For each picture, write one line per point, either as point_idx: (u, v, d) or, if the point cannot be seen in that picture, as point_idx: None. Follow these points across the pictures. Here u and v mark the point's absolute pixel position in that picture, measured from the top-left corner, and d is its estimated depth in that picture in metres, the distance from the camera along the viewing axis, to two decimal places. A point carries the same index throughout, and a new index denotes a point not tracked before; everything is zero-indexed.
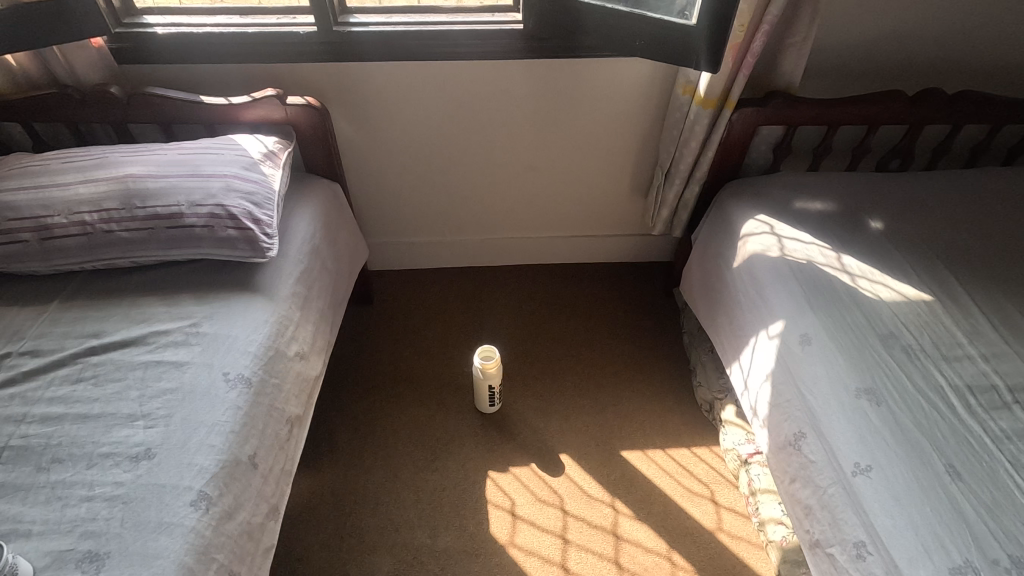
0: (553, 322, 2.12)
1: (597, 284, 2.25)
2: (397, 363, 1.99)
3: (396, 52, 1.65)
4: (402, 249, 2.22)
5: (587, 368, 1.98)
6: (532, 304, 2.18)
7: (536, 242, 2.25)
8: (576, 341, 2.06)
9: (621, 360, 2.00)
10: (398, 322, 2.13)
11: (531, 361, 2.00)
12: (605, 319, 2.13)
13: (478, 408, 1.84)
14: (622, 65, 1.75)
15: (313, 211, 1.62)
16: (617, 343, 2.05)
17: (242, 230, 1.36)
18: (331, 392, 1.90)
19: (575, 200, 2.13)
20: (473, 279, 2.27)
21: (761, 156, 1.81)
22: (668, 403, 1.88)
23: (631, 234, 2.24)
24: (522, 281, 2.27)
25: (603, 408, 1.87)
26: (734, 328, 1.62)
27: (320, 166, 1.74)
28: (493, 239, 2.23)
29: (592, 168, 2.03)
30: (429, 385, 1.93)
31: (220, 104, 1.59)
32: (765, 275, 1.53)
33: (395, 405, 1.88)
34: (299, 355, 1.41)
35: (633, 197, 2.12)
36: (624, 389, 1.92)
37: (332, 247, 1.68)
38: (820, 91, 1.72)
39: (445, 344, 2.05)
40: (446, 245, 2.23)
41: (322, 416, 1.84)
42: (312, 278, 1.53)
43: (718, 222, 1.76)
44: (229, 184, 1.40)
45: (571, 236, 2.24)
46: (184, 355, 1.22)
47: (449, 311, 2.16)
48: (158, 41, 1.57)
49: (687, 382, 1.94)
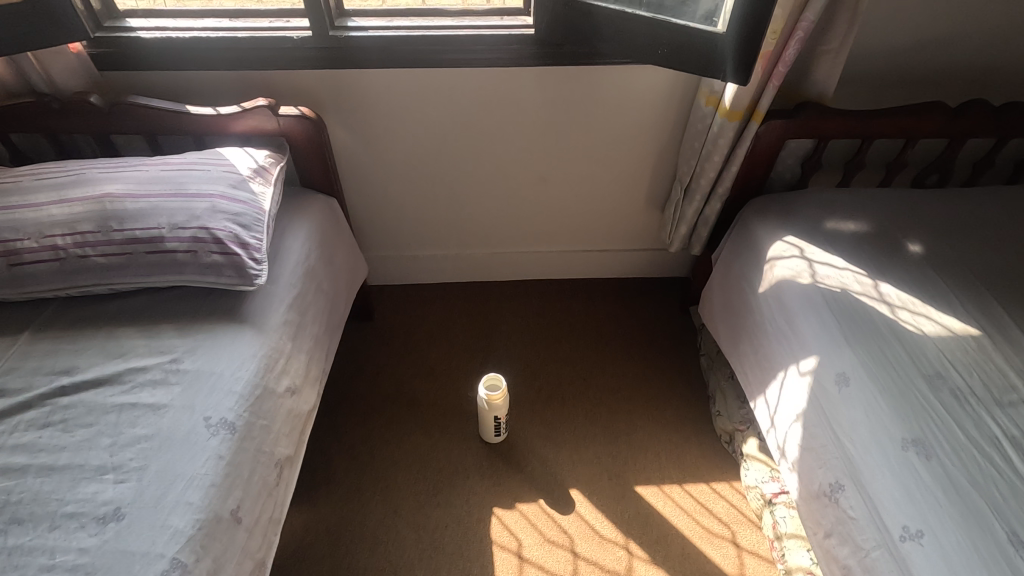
0: (563, 343, 2.01)
1: (609, 302, 2.14)
2: (398, 386, 1.89)
3: (397, 58, 1.53)
4: (404, 262, 2.11)
5: (599, 393, 1.87)
6: (540, 323, 2.07)
7: (545, 257, 2.14)
8: (587, 364, 1.95)
9: (635, 385, 1.89)
10: (400, 341, 2.02)
11: (539, 384, 1.89)
12: (618, 340, 2.02)
13: (484, 437, 1.73)
14: (640, 72, 1.63)
15: (307, 230, 1.51)
16: (630, 366, 1.94)
17: (228, 255, 1.25)
18: (328, 418, 1.80)
19: (586, 213, 2.01)
20: (479, 295, 2.16)
21: (789, 170, 1.69)
22: (686, 433, 1.77)
23: (645, 249, 2.12)
24: (530, 297, 2.16)
25: (616, 439, 1.76)
26: (760, 359, 1.50)
27: (316, 180, 1.63)
28: (500, 253, 2.11)
29: (605, 181, 1.91)
30: (431, 411, 1.82)
31: (208, 114, 1.48)
32: (795, 304, 1.41)
33: (395, 433, 1.77)
34: (290, 390, 1.30)
35: (648, 210, 2.00)
36: (638, 418, 1.81)
37: (329, 268, 1.57)
38: (854, 101, 1.59)
39: (448, 365, 1.94)
40: (450, 259, 2.11)
41: (318, 444, 1.74)
42: (306, 304, 1.42)
43: (741, 242, 1.64)
44: (215, 204, 1.29)
45: (582, 251, 2.12)
46: (162, 397, 1.11)
47: (453, 330, 2.05)
48: (142, 46, 1.46)
49: (705, 409, 1.83)
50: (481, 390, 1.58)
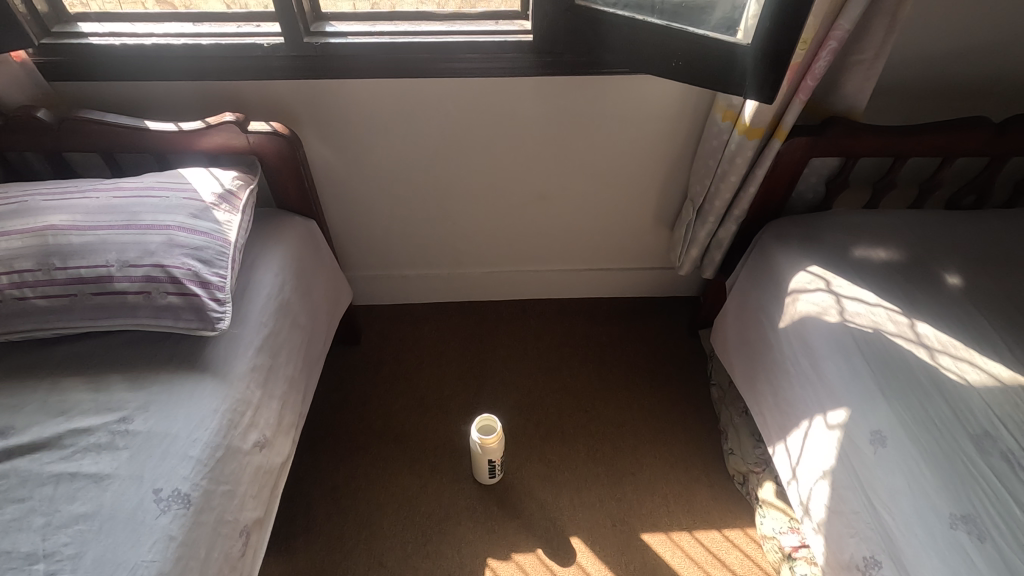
0: (563, 371, 1.88)
1: (611, 325, 2.00)
2: (385, 419, 1.76)
3: (380, 67, 1.38)
4: (393, 282, 1.96)
5: (602, 428, 1.74)
6: (539, 349, 1.94)
7: (543, 276, 1.99)
8: (589, 394, 1.82)
9: (640, 418, 1.76)
10: (388, 368, 1.88)
11: (537, 418, 1.76)
12: (622, 368, 1.89)
13: (477, 477, 1.60)
14: (650, 82, 1.47)
15: (282, 259, 1.37)
16: (635, 397, 1.82)
17: (187, 296, 1.11)
18: (309, 455, 1.67)
19: (588, 231, 1.86)
20: (473, 316, 2.02)
21: (811, 190, 1.55)
22: (696, 473, 1.64)
23: (651, 268, 1.98)
24: (528, 319, 2.02)
25: (619, 479, 1.63)
26: (779, 402, 1.37)
27: (293, 201, 1.49)
28: (496, 273, 1.97)
29: (609, 199, 1.77)
30: (420, 448, 1.69)
31: (169, 131, 1.33)
32: (821, 345, 1.27)
33: (382, 473, 1.64)
34: (258, 444, 1.16)
35: (655, 228, 1.85)
36: (644, 456, 1.68)
37: (306, 300, 1.43)
38: (886, 115, 1.44)
39: (440, 396, 1.81)
40: (442, 278, 1.97)
41: (299, 486, 1.61)
42: (279, 344, 1.29)
43: (759, 270, 1.50)
44: (172, 237, 1.14)
45: (583, 270, 1.98)
46: (106, 466, 0.97)
47: (445, 356, 1.92)
48: (94, 55, 1.31)
49: (716, 445, 1.70)
50: (473, 433, 1.45)
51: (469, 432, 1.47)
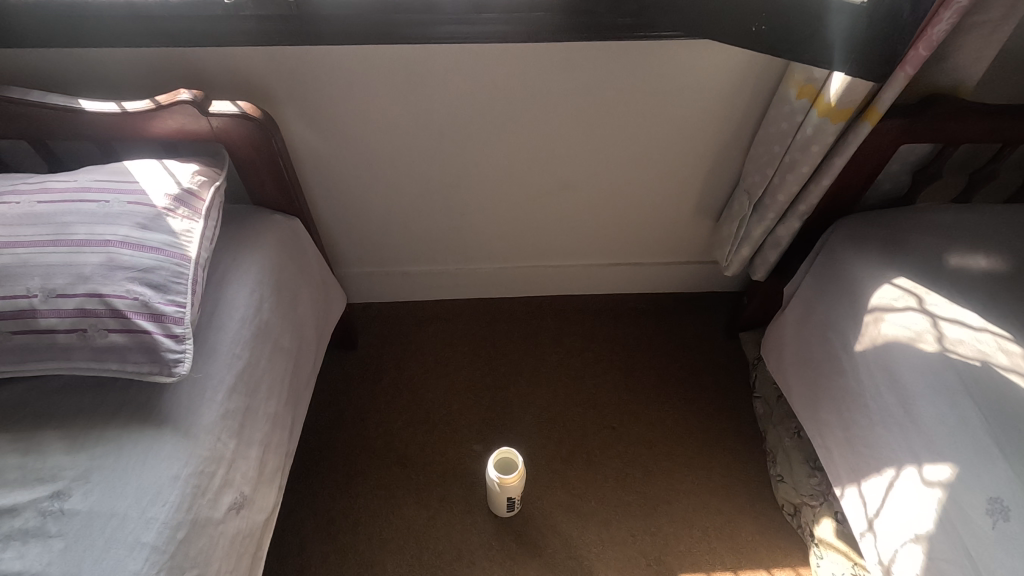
0: (586, 380, 1.67)
1: (640, 327, 1.78)
2: (387, 438, 1.55)
3: (373, 31, 1.10)
4: (392, 279, 1.73)
5: (632, 448, 1.55)
6: (558, 354, 1.73)
7: (564, 271, 1.75)
8: (616, 409, 1.62)
9: (675, 437, 1.56)
10: (389, 378, 1.67)
11: (559, 436, 1.56)
12: (652, 378, 1.68)
13: (494, 510, 1.42)
14: (706, 48, 1.20)
15: (258, 270, 1.13)
16: (668, 412, 1.62)
17: (135, 334, 0.88)
18: (302, 483, 1.47)
19: (617, 223, 1.61)
20: (484, 316, 1.80)
21: (890, 179, 1.31)
22: (739, 502, 1.46)
23: (687, 263, 1.74)
24: (545, 319, 1.79)
25: (654, 511, 1.45)
26: (853, 439, 1.16)
27: (272, 196, 1.24)
28: (511, 269, 1.73)
29: (644, 187, 1.51)
30: (427, 475, 1.50)
31: (112, 112, 1.06)
32: (915, 380, 1.05)
33: (385, 504, 1.45)
34: (235, 506, 0.96)
35: (696, 220, 1.60)
36: (680, 482, 1.49)
37: (289, 318, 1.20)
38: (995, 90, 1.18)
39: (448, 411, 1.61)
40: (449, 275, 1.73)
41: (291, 519, 1.42)
42: (258, 377, 1.06)
43: (828, 278, 1.26)
44: (113, 257, 0.90)
45: (609, 265, 1.75)
46: (33, 562, 0.77)
47: (453, 363, 1.70)
48: (9, 15, 1.03)
49: (760, 468, 1.51)
50: (490, 472, 1.25)
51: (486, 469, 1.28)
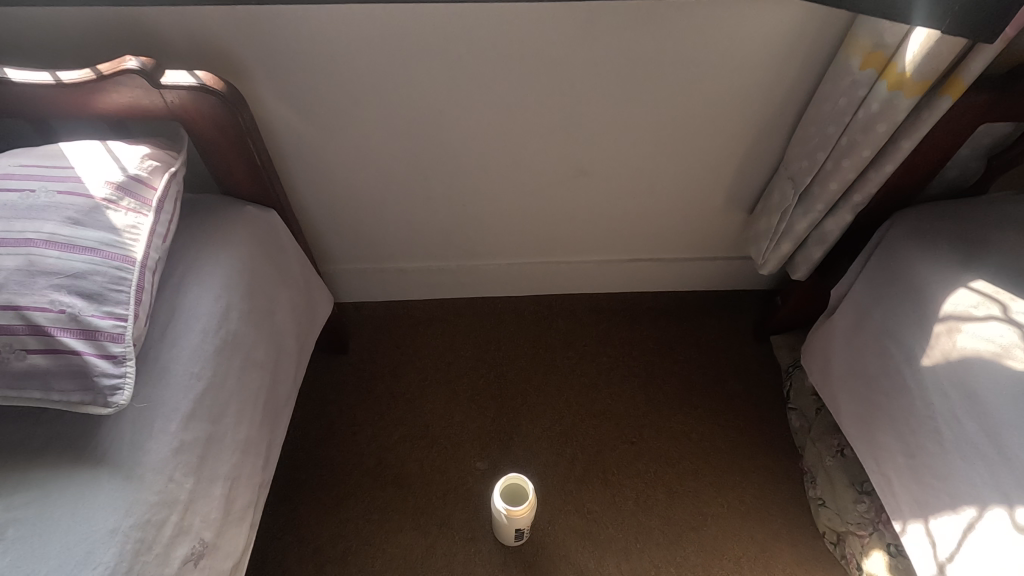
0: (602, 389, 1.51)
1: (659, 330, 1.62)
2: (382, 455, 1.40)
3: None
4: (386, 277, 1.56)
5: (653, 466, 1.39)
6: (570, 360, 1.57)
7: (576, 268, 1.58)
8: (635, 422, 1.46)
9: (700, 455, 1.41)
10: (384, 387, 1.51)
11: (572, 453, 1.41)
12: (674, 387, 1.52)
13: (501, 538, 1.26)
14: (751, 9, 1.01)
15: (226, 272, 0.97)
16: (692, 425, 1.46)
17: (61, 356, 0.72)
18: (286, 507, 1.32)
19: (637, 215, 1.44)
20: (489, 317, 1.63)
21: (959, 167, 1.14)
22: (773, 528, 1.32)
23: (713, 259, 1.57)
24: (556, 320, 1.63)
25: (679, 538, 1.30)
26: (918, 468, 1.00)
27: (244, 184, 1.07)
28: (518, 266, 1.56)
29: (670, 176, 1.33)
30: (426, 497, 1.34)
31: (44, 83, 0.89)
32: (1002, 405, 0.88)
33: (379, 530, 1.30)
34: (194, 559, 0.80)
35: (726, 211, 1.43)
36: (708, 506, 1.34)
37: (265, 326, 1.04)
38: None
39: (449, 424, 1.45)
40: (449, 272, 1.56)
41: (273, 548, 1.27)
42: (224, 399, 0.90)
43: (887, 280, 1.10)
44: (35, 260, 0.74)
45: (627, 261, 1.58)
46: None
47: (455, 370, 1.54)
48: None
49: (796, 490, 1.36)
50: (497, 502, 1.15)
51: (493, 498, 1.17)
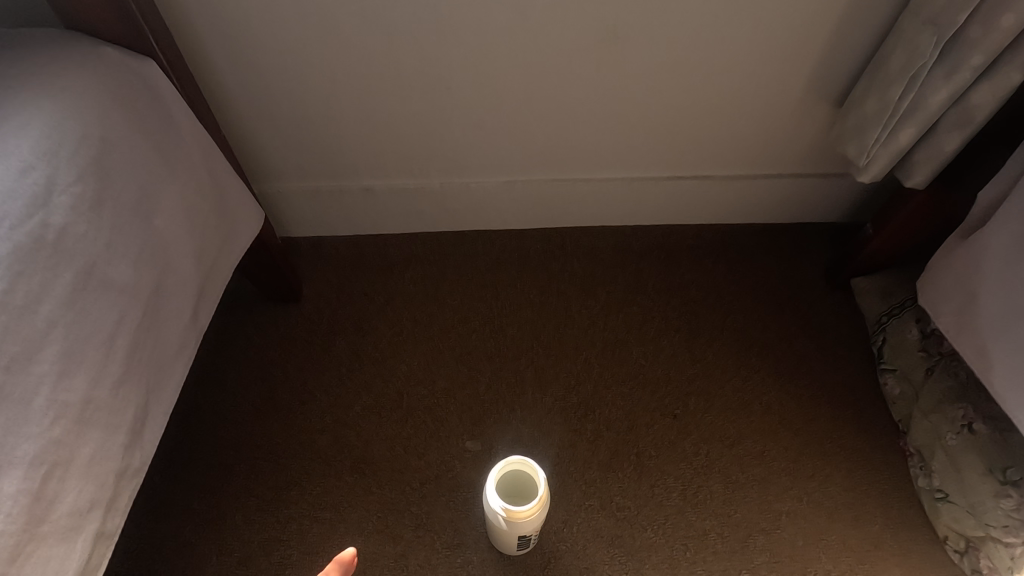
0: (632, 348, 1.15)
1: (705, 274, 1.25)
2: (339, 432, 1.04)
3: None
4: (346, 202, 1.18)
5: (704, 448, 1.04)
6: (591, 311, 1.20)
7: (596, 190, 1.21)
8: (677, 390, 1.10)
9: (765, 432, 1.06)
10: (344, 345, 1.15)
11: (594, 430, 1.06)
12: (726, 345, 1.16)
13: (504, 547, 0.92)
14: None
15: (49, 138, 0.61)
16: (752, 393, 1.10)
17: None
18: (207, 503, 0.97)
19: (685, 108, 1.05)
20: (484, 257, 1.26)
21: None
22: (870, 530, 0.97)
23: (777, 179, 1.19)
24: (570, 260, 1.26)
25: (741, 546, 0.95)
26: None
27: (104, 15, 0.69)
28: (522, 185, 1.19)
29: (736, 43, 0.95)
30: (398, 489, 0.99)
31: None
32: None
33: (334, 533, 0.95)
34: None
35: (806, 103, 1.04)
36: (779, 501, 0.99)
37: (132, 230, 0.67)
38: None
39: (431, 392, 1.10)
40: (430, 196, 1.19)
41: (186, 559, 0.92)
42: (28, 336, 0.55)
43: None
44: None
45: (663, 180, 1.20)
46: None
47: (440, 324, 1.18)
48: None
49: (897, 479, 1.01)
50: (493, 501, 0.80)
51: (486, 495, 0.82)
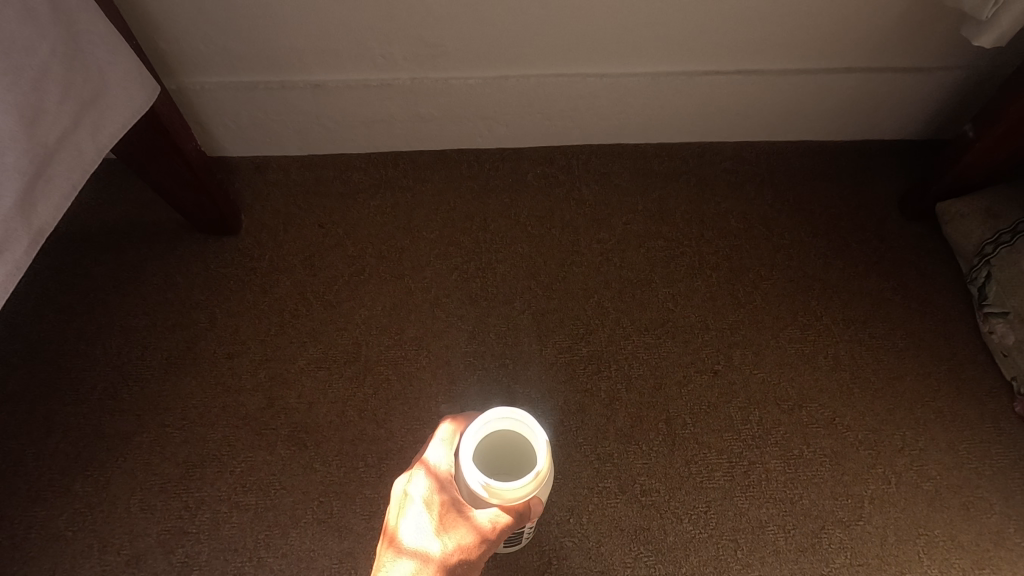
0: (658, 290, 0.90)
1: (748, 199, 0.98)
2: (277, 395, 0.80)
3: None
4: (290, 104, 0.93)
5: (754, 415, 0.80)
6: (603, 245, 0.94)
7: (611, 88, 0.94)
8: (718, 340, 0.85)
9: (834, 394, 0.81)
10: (288, 285, 0.89)
11: (610, 392, 0.81)
12: (779, 287, 0.90)
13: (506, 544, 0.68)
14: None
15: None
16: (817, 344, 0.85)
17: None
18: (103, 487, 0.74)
19: None
20: (467, 180, 0.99)
21: None
22: (977, 520, 0.74)
23: (844, 72, 0.92)
24: (578, 182, 1.00)
25: (809, 544, 0.73)
26: None
27: None
28: (517, 82, 0.92)
29: None
30: (352, 467, 0.76)
31: None
32: None
33: (272, 524, 0.73)
34: None
35: None
36: (858, 484, 0.76)
37: None
38: None
39: (397, 342, 0.85)
40: (397, 94, 0.93)
41: (75, 560, 0.71)
42: None
43: None
44: None
45: (697, 76, 0.93)
46: None
47: (411, 260, 0.92)
48: None
49: (1010, 454, 0.77)
50: (471, 476, 0.54)
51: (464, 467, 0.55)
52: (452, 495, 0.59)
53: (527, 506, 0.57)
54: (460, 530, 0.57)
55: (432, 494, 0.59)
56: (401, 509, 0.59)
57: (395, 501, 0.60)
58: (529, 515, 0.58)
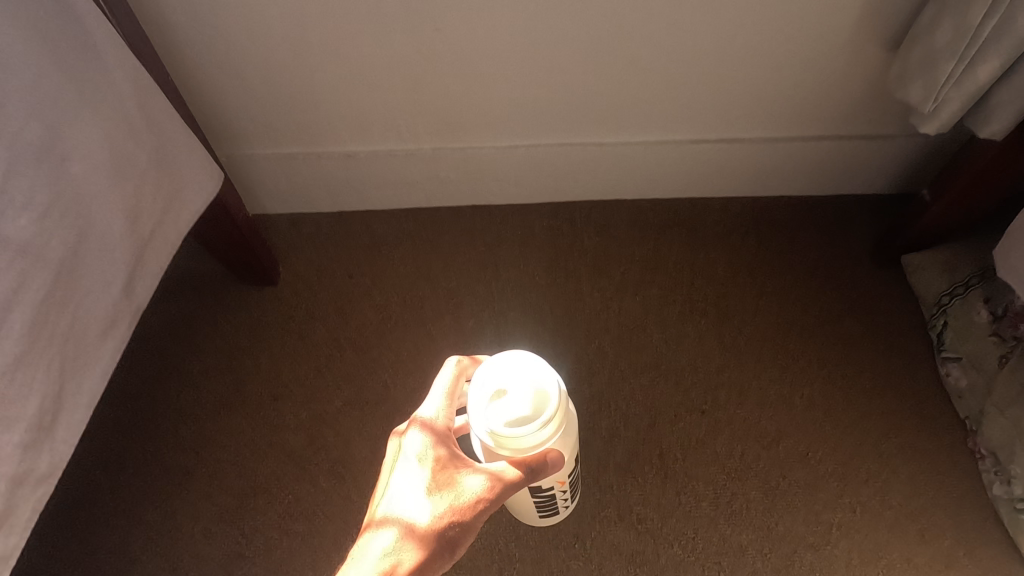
0: (653, 335, 1.01)
1: (734, 250, 1.09)
2: (317, 432, 0.91)
3: None
4: (325, 170, 1.05)
5: (738, 449, 0.90)
6: (604, 292, 1.05)
7: (610, 155, 1.06)
8: (706, 381, 0.96)
9: (809, 430, 0.92)
10: (323, 332, 1.01)
11: (610, 429, 0.92)
12: (761, 332, 1.01)
13: (527, 518, 0.81)
14: None
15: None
16: (793, 384, 0.96)
17: None
18: (169, 515, 0.85)
19: (717, 54, 0.90)
20: (482, 234, 1.11)
21: None
22: (932, 545, 0.84)
23: (816, 140, 1.04)
24: (582, 234, 1.11)
25: (784, 566, 0.83)
26: None
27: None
28: (526, 150, 1.04)
29: None
30: None
31: None
32: None
33: (315, 548, 0.83)
34: None
35: (855, 46, 0.89)
36: (828, 512, 0.86)
37: (31, 177, 0.54)
38: None
39: (421, 384, 0.96)
40: (421, 161, 1.05)
41: None
42: None
43: None
44: None
45: (687, 144, 1.04)
46: None
47: (433, 308, 1.04)
48: None
49: (964, 486, 0.87)
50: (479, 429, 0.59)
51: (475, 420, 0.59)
52: (445, 451, 0.60)
53: (539, 458, 0.61)
54: (451, 486, 0.58)
55: (427, 450, 0.60)
56: (394, 467, 0.60)
57: (390, 457, 0.62)
58: (541, 466, 0.61)
